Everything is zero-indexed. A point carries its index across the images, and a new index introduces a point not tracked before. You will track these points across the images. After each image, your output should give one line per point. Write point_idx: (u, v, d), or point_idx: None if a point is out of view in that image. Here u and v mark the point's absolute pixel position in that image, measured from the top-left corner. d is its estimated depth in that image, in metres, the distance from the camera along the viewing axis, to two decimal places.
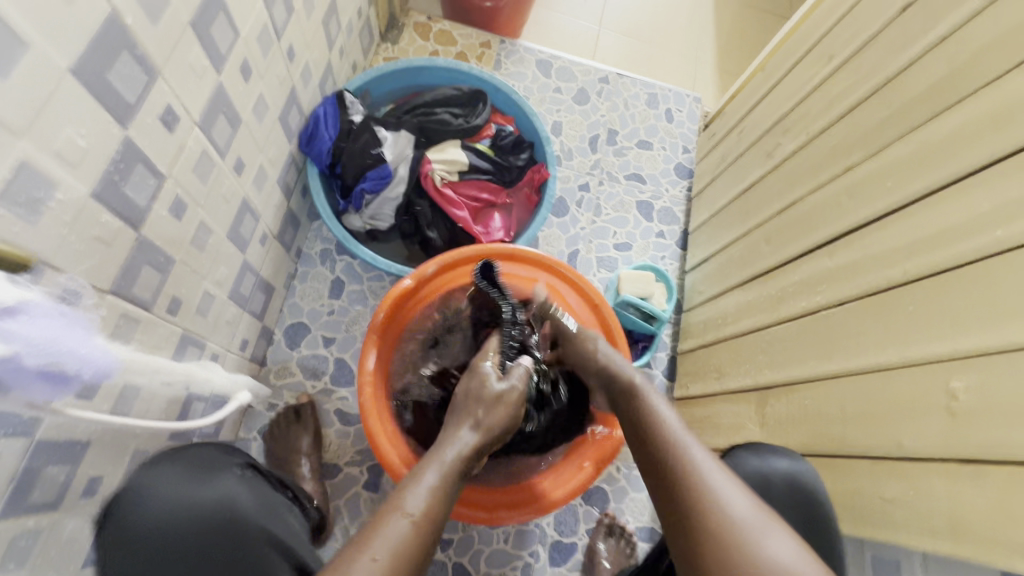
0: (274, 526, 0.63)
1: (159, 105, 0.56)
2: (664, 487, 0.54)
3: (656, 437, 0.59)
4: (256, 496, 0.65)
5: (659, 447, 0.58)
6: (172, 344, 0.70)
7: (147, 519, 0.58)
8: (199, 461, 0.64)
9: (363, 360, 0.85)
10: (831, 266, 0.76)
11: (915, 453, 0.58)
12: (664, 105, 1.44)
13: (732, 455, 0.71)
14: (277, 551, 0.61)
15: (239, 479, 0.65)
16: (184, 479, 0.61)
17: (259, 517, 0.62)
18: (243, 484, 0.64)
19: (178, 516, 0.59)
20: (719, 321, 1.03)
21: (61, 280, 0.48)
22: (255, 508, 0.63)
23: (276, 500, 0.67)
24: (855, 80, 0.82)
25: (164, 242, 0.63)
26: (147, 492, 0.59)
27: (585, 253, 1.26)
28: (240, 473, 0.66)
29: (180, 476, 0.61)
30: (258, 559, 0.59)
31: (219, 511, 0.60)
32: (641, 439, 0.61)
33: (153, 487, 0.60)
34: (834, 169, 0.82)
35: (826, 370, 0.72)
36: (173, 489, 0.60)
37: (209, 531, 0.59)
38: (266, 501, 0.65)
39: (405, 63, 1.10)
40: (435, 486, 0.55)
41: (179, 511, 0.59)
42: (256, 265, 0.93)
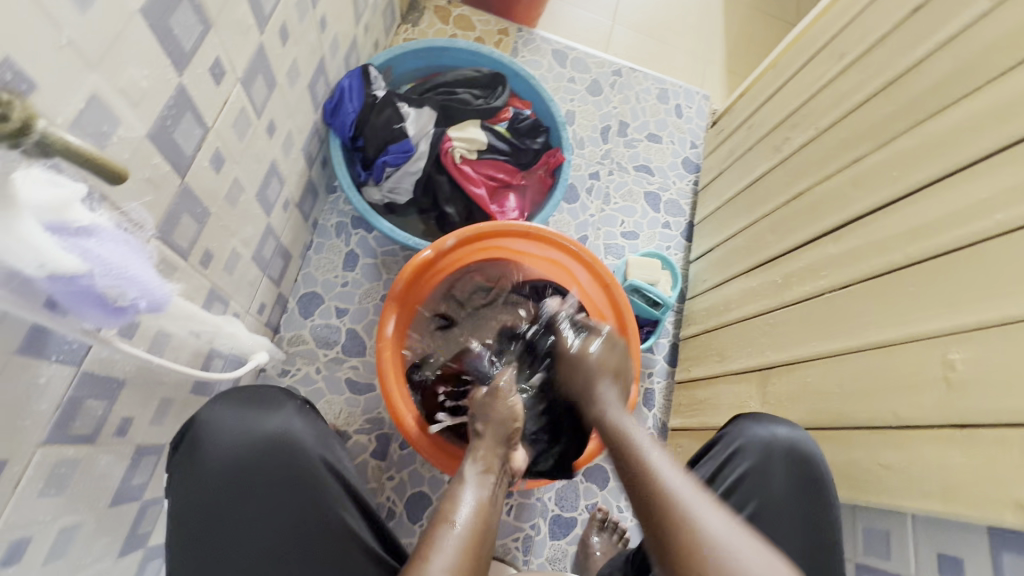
0: (329, 456, 0.66)
1: (209, 57, 0.58)
2: (653, 522, 0.51)
3: (636, 477, 0.56)
4: (313, 431, 0.66)
5: (640, 488, 0.54)
6: (202, 296, 0.72)
7: (216, 446, 0.62)
8: (256, 396, 0.67)
9: (383, 325, 0.87)
10: (835, 252, 0.80)
11: (911, 422, 0.62)
12: (674, 100, 1.47)
13: (732, 421, 0.75)
14: (334, 478, 0.65)
15: (296, 414, 0.67)
16: (242, 413, 0.64)
17: (317, 449, 0.65)
18: (302, 419, 0.67)
19: (244, 445, 0.63)
20: (722, 307, 1.07)
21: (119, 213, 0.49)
22: (311, 440, 0.65)
23: (329, 435, 0.69)
24: (865, 76, 0.86)
25: (203, 193, 0.65)
26: (215, 426, 0.63)
27: (593, 239, 1.30)
28: (297, 406, 0.68)
29: (237, 411, 0.64)
30: (311, 478, 0.63)
31: (279, 441, 0.63)
32: (626, 478, 0.57)
33: (217, 418, 0.63)
34: (841, 161, 0.85)
35: (827, 348, 0.76)
36: (235, 425, 0.63)
37: (272, 462, 0.63)
38: (323, 435, 0.68)
39: (428, 43, 1.12)
40: (476, 502, 0.62)
41: (243, 440, 0.63)
42: (277, 230, 0.94)
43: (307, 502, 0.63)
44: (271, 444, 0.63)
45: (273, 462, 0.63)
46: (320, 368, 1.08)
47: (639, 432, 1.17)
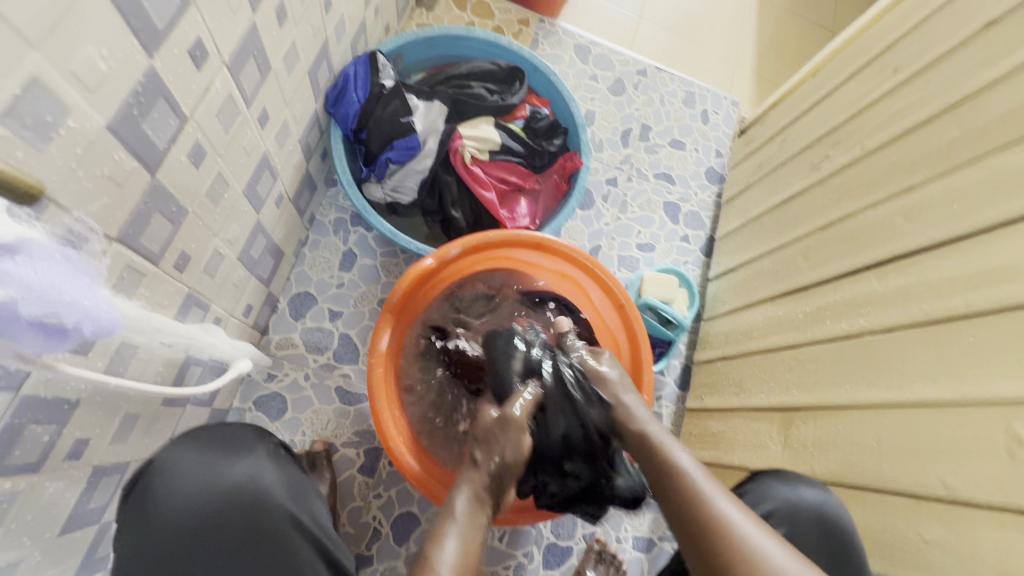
0: (300, 511, 0.64)
1: (188, 37, 0.50)
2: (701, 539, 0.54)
3: (681, 498, 0.57)
4: (282, 476, 0.65)
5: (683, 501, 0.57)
6: (176, 303, 0.65)
7: (172, 499, 0.59)
8: (224, 437, 0.66)
9: (377, 338, 0.79)
10: (880, 289, 0.72)
11: (967, 496, 0.54)
12: (700, 105, 1.39)
13: (756, 483, 0.73)
14: (304, 536, 0.62)
15: (266, 458, 0.66)
16: (207, 456, 0.63)
17: (285, 501, 0.63)
18: (270, 463, 0.66)
19: (205, 497, 0.60)
20: (742, 334, 0.99)
21: (65, 221, 0.42)
22: (282, 491, 0.64)
23: (302, 479, 0.68)
24: (923, 95, 0.78)
25: (178, 191, 0.58)
26: (171, 472, 0.61)
27: (607, 249, 1.22)
28: (268, 451, 0.67)
29: (199, 456, 0.62)
30: (277, 536, 0.61)
31: (244, 490, 0.62)
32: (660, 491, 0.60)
33: (177, 463, 0.61)
34: (890, 188, 0.77)
35: (866, 398, 0.68)
36: (194, 469, 0.61)
37: (234, 515, 0.60)
38: (294, 483, 0.66)
39: (442, 30, 1.04)
40: (461, 539, 0.57)
41: (204, 489, 0.60)
42: (268, 228, 0.87)
43: (272, 562, 0.60)
44: (234, 490, 0.61)
45: (234, 515, 0.60)
46: (309, 375, 1.01)
47: None
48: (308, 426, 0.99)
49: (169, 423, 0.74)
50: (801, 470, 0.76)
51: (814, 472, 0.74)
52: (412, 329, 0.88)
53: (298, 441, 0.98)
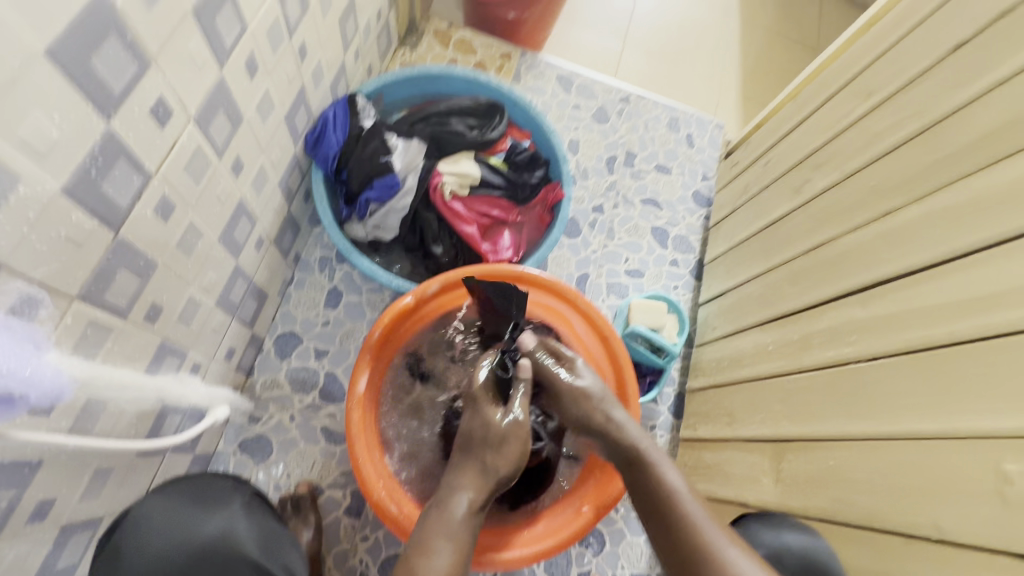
0: (271, 564, 0.63)
1: (148, 97, 0.51)
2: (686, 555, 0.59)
3: (676, 520, 0.61)
4: (256, 526, 0.65)
5: (678, 525, 0.61)
6: (148, 354, 0.65)
7: (141, 552, 0.58)
8: (203, 488, 0.65)
9: (354, 381, 0.79)
10: (864, 316, 0.71)
11: (959, 537, 0.52)
12: (685, 129, 1.39)
13: (743, 529, 0.71)
14: None
15: (243, 511, 0.65)
16: (182, 509, 0.62)
17: (255, 553, 0.62)
18: (246, 516, 0.64)
19: (173, 548, 0.59)
20: (733, 361, 0.97)
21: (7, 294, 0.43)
22: (255, 545, 0.63)
23: (278, 528, 0.67)
24: (898, 119, 0.77)
25: (145, 245, 0.58)
26: (143, 523, 0.60)
27: (595, 277, 1.21)
28: (244, 502, 0.66)
29: (178, 506, 0.62)
30: None
31: (217, 546, 0.60)
32: (655, 513, 0.64)
33: (152, 516, 0.60)
34: (870, 212, 0.76)
35: (854, 431, 0.66)
36: (170, 519, 0.61)
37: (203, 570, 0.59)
38: (269, 535, 0.65)
39: (422, 70, 1.05)
40: (451, 553, 0.62)
41: (172, 544, 0.59)
42: (249, 271, 0.87)
43: None
44: (207, 548, 0.60)
45: (204, 570, 0.59)
46: (294, 415, 1.00)
47: None
48: (293, 469, 0.98)
49: (147, 474, 0.73)
50: (793, 505, 0.73)
51: (805, 508, 0.71)
52: (399, 356, 0.87)
53: (282, 484, 0.96)
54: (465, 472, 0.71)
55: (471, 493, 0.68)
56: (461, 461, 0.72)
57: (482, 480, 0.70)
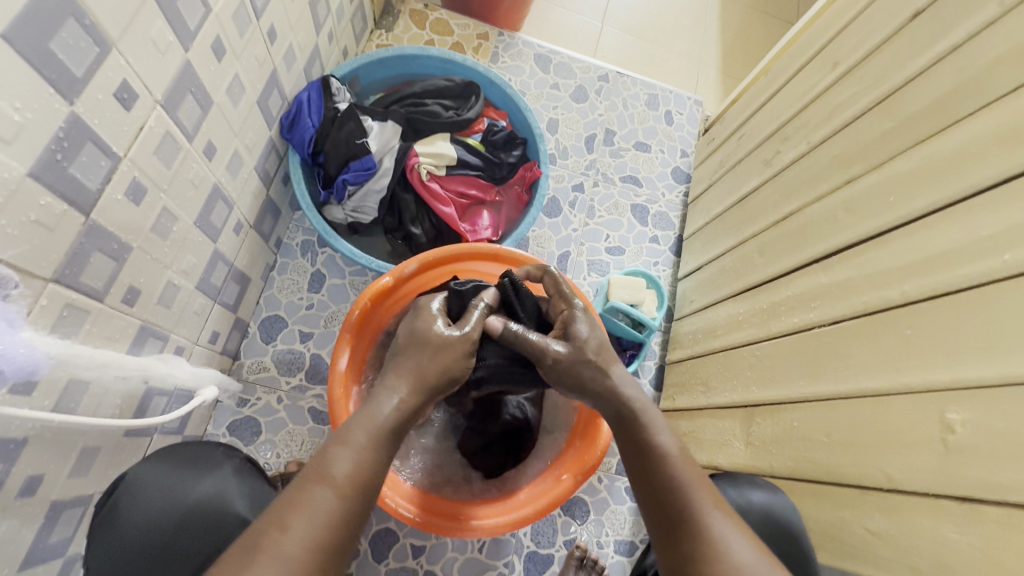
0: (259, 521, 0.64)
1: (111, 81, 0.52)
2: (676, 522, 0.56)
3: (665, 481, 0.58)
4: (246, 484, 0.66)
5: (670, 489, 0.58)
6: (129, 335, 0.67)
7: (134, 515, 0.61)
8: (193, 454, 0.67)
9: (336, 359, 0.80)
10: (826, 282, 0.73)
11: (906, 486, 0.55)
12: (664, 106, 1.40)
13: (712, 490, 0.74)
14: None
15: (233, 473, 0.66)
16: (173, 473, 0.64)
17: (245, 512, 0.64)
18: (236, 478, 0.66)
19: (169, 508, 0.62)
20: (708, 332, 1.00)
21: None
22: (245, 503, 0.64)
23: (268, 490, 0.69)
24: (860, 88, 0.78)
25: (119, 228, 0.59)
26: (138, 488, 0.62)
27: (576, 255, 1.23)
28: (235, 465, 0.68)
29: (169, 471, 0.64)
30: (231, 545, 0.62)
31: (207, 507, 0.63)
32: (643, 473, 0.60)
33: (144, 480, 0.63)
34: (833, 181, 0.78)
35: (815, 392, 0.69)
36: (162, 484, 0.63)
37: (195, 527, 0.62)
38: (258, 494, 0.67)
39: (396, 51, 1.05)
40: (362, 454, 0.54)
41: (165, 505, 0.62)
42: (229, 255, 0.88)
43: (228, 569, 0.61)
44: (198, 507, 0.63)
45: (195, 527, 0.62)
46: (281, 397, 1.02)
47: (621, 461, 1.12)
48: (283, 448, 1.00)
49: (135, 453, 0.75)
50: (761, 465, 0.76)
51: (772, 467, 0.74)
52: (382, 330, 0.89)
53: (272, 464, 0.99)
54: (399, 371, 0.61)
55: (403, 393, 0.59)
56: (399, 361, 0.63)
57: (416, 381, 0.61)
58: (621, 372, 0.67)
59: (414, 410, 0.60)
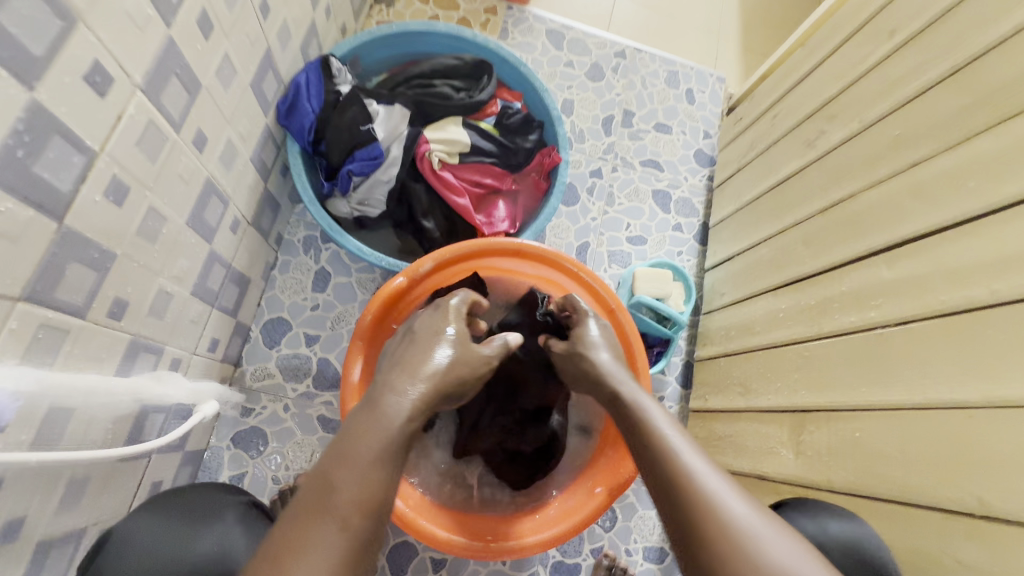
0: None
1: (80, 62, 0.44)
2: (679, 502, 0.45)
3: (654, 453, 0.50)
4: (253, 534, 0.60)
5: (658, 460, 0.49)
6: (118, 353, 0.60)
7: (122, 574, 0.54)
8: (193, 503, 0.61)
9: (348, 369, 0.73)
10: (890, 278, 0.66)
11: (1004, 512, 0.49)
12: (685, 84, 1.31)
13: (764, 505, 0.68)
14: None
15: (237, 523, 0.60)
16: (169, 526, 0.58)
17: None
18: (241, 529, 0.60)
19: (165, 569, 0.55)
20: (744, 329, 0.93)
21: None
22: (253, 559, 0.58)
23: None
24: (924, 59, 0.70)
25: (99, 234, 0.52)
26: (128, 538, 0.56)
27: (596, 246, 1.16)
28: (239, 512, 0.62)
29: (165, 522, 0.58)
30: None
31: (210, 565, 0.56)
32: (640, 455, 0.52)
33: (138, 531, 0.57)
34: (894, 164, 0.70)
35: (882, 401, 0.62)
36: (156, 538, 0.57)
37: None
38: None
39: (400, 27, 0.96)
40: (373, 470, 0.44)
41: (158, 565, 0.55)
42: (226, 256, 0.81)
43: None
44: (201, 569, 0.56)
45: None
46: (288, 405, 0.96)
47: None
48: (292, 460, 0.94)
49: (132, 478, 0.69)
50: (816, 477, 0.70)
51: (829, 481, 0.68)
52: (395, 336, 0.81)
53: (281, 477, 0.93)
54: (404, 369, 0.54)
55: (414, 392, 0.51)
56: (404, 364, 0.55)
57: (430, 384, 0.53)
58: (612, 362, 0.64)
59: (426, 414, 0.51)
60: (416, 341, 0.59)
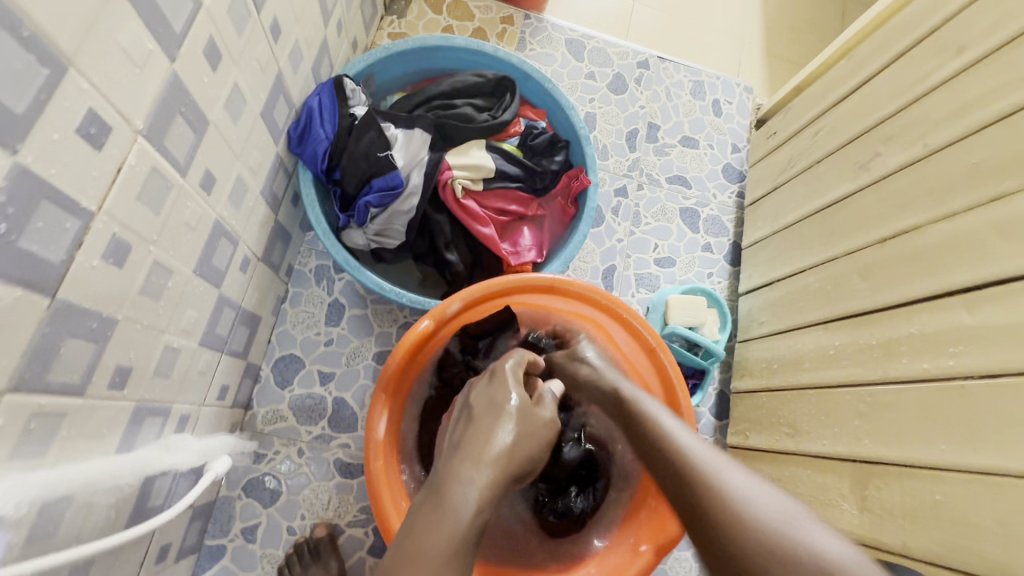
0: None
1: (71, 113, 0.38)
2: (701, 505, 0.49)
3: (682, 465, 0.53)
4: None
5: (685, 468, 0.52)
6: (122, 424, 0.53)
7: None
8: None
9: (372, 427, 0.67)
10: (972, 323, 0.60)
11: None
12: (711, 95, 1.25)
13: None
14: None
15: None
16: None
17: None
18: None
19: None
20: (789, 363, 0.87)
21: None
22: None
23: None
24: (1002, 80, 0.64)
25: (97, 302, 0.45)
26: None
27: (623, 269, 1.09)
28: None
29: None
30: None
31: None
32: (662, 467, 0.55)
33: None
34: (970, 195, 0.64)
35: (968, 462, 0.57)
36: None
37: None
38: None
39: (417, 42, 0.90)
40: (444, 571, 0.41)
41: None
42: (235, 298, 0.74)
43: None
44: None
45: None
46: (302, 450, 0.89)
47: None
48: (307, 508, 0.88)
49: (137, 551, 0.63)
50: (888, 540, 0.64)
51: (903, 544, 0.62)
52: (422, 379, 0.76)
53: (296, 527, 0.87)
54: (471, 450, 0.50)
55: (481, 482, 0.47)
56: (464, 445, 0.50)
57: (498, 471, 0.49)
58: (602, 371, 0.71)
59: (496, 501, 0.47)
60: (476, 419, 0.54)
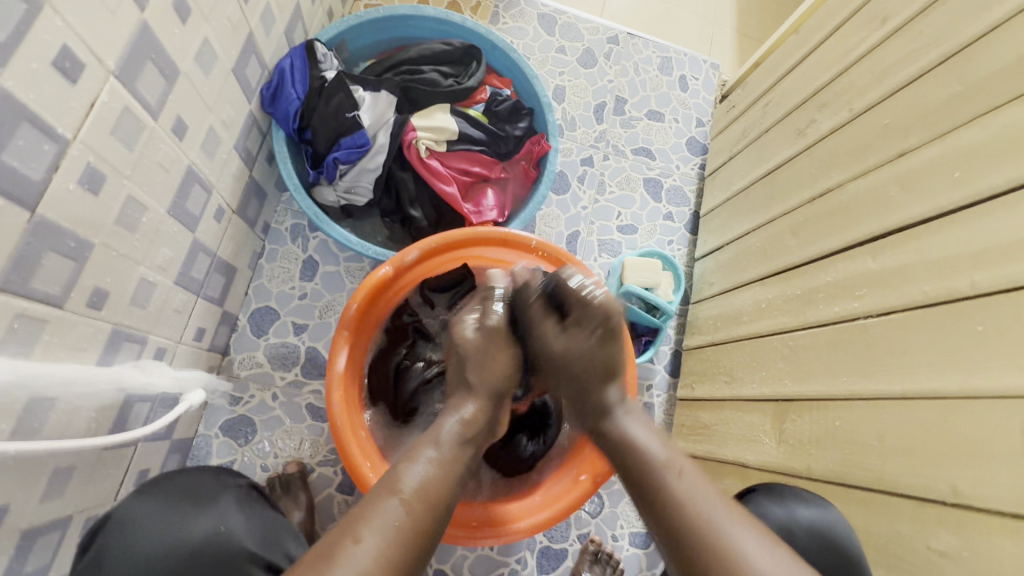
0: (270, 555, 0.63)
1: (48, 47, 0.43)
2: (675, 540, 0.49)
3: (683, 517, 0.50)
4: (248, 523, 0.64)
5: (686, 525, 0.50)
6: (99, 343, 0.59)
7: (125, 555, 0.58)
8: (191, 488, 0.64)
9: (333, 359, 0.73)
10: (875, 268, 0.66)
11: (977, 501, 0.50)
12: (678, 71, 1.30)
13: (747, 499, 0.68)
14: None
15: (235, 506, 0.65)
16: (172, 512, 0.62)
17: (254, 546, 0.63)
18: (241, 510, 0.65)
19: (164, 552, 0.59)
20: (731, 319, 0.93)
21: None
22: (254, 539, 0.63)
23: (277, 520, 0.67)
24: (913, 48, 0.69)
25: (74, 224, 0.51)
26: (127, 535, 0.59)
27: (586, 235, 1.15)
28: (237, 499, 0.66)
29: (164, 512, 0.61)
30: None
31: (211, 545, 0.61)
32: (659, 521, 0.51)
33: (139, 529, 0.59)
34: (883, 154, 0.70)
35: (864, 390, 0.63)
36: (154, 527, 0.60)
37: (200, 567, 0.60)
38: (266, 526, 0.65)
39: (386, 11, 0.94)
40: (437, 462, 0.52)
41: (159, 548, 0.59)
42: (210, 245, 0.80)
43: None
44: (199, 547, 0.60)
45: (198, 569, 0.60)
46: (277, 394, 0.96)
47: None
48: (280, 447, 0.94)
49: (119, 465, 0.69)
50: (799, 467, 0.71)
51: (810, 468, 0.69)
52: (381, 323, 0.82)
53: (270, 465, 0.93)
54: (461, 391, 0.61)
55: (467, 413, 0.58)
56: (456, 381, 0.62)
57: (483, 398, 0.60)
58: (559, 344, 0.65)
59: (481, 427, 0.57)
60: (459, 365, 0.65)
